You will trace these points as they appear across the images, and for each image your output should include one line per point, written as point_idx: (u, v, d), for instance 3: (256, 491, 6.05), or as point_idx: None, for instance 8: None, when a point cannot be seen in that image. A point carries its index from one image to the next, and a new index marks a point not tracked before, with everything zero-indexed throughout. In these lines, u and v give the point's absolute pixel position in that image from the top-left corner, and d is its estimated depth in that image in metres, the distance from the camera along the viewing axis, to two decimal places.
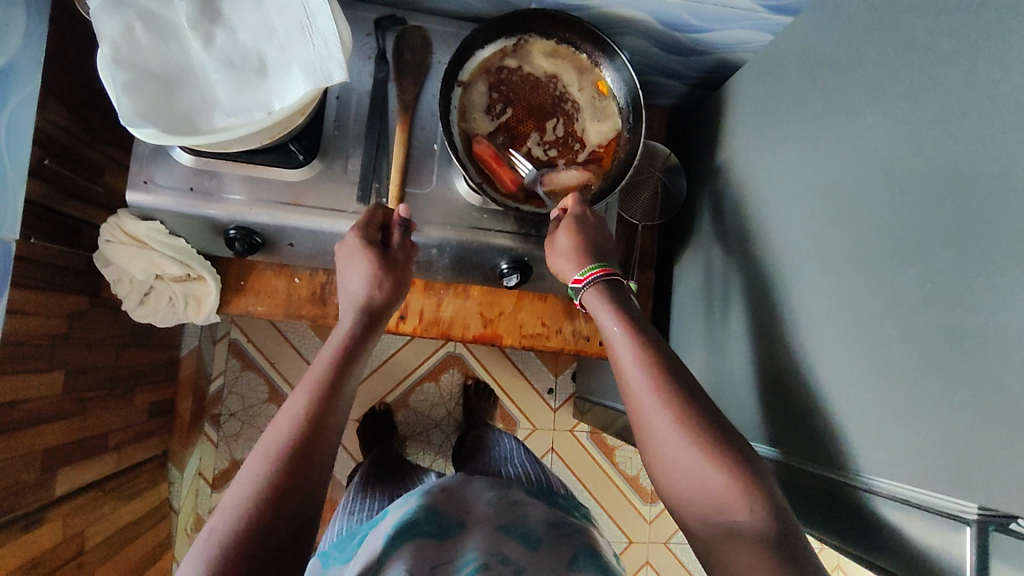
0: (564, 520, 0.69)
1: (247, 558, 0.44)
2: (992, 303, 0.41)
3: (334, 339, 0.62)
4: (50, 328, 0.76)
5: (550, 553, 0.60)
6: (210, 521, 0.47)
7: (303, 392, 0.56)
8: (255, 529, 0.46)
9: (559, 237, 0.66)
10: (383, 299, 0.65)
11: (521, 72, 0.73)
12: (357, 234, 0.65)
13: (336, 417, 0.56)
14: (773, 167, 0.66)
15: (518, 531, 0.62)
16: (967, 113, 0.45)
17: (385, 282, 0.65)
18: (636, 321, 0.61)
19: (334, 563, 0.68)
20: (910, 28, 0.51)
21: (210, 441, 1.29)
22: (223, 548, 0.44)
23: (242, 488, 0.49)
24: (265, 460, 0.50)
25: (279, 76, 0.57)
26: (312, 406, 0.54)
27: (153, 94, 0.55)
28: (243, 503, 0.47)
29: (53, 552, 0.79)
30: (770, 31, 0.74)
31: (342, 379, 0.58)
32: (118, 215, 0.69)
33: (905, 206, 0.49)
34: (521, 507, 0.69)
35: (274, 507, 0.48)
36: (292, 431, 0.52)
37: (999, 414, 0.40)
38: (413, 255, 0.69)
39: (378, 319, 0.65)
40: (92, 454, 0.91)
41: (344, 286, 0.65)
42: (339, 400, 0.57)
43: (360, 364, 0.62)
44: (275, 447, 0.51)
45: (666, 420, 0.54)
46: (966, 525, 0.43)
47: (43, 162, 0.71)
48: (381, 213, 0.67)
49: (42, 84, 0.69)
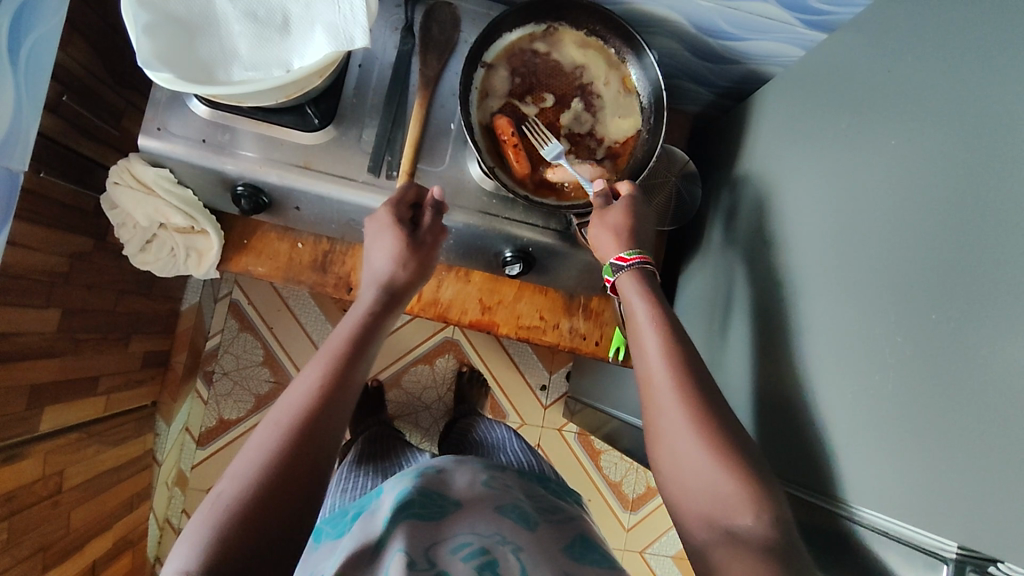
0: (558, 508, 0.69)
1: (243, 531, 0.45)
2: (994, 342, 0.40)
3: (352, 316, 0.61)
4: (50, 265, 0.76)
5: (545, 537, 0.60)
6: (217, 487, 0.48)
7: (318, 365, 0.56)
8: (259, 498, 0.47)
9: (613, 213, 0.65)
10: (405, 279, 0.64)
11: (546, 59, 0.73)
12: (387, 210, 0.65)
13: (345, 394, 0.55)
14: (791, 184, 0.65)
15: (515, 512, 0.62)
16: (990, 146, 0.44)
17: (410, 263, 0.64)
18: (667, 316, 0.61)
19: (325, 538, 0.67)
20: (944, 54, 0.49)
21: (200, 397, 1.30)
22: (229, 515, 0.45)
23: (251, 457, 0.49)
24: (276, 430, 0.51)
25: (302, 35, 0.58)
26: (326, 380, 0.55)
27: (173, 40, 0.55)
28: (251, 471, 0.48)
29: (32, 486, 0.80)
30: (802, 46, 0.73)
31: (355, 356, 0.58)
32: (128, 159, 0.69)
33: (918, 236, 0.48)
34: (516, 491, 0.68)
35: (280, 478, 0.48)
36: (304, 404, 0.53)
37: (987, 457, 0.39)
38: (440, 238, 0.67)
39: (401, 298, 0.64)
40: (78, 396, 0.91)
41: (368, 263, 0.65)
42: (354, 374, 0.57)
43: (377, 341, 0.61)
44: (286, 419, 0.52)
45: (679, 427, 0.54)
46: (943, 562, 0.42)
47: (60, 99, 0.71)
48: (412, 191, 0.67)
49: (66, 17, 0.69)
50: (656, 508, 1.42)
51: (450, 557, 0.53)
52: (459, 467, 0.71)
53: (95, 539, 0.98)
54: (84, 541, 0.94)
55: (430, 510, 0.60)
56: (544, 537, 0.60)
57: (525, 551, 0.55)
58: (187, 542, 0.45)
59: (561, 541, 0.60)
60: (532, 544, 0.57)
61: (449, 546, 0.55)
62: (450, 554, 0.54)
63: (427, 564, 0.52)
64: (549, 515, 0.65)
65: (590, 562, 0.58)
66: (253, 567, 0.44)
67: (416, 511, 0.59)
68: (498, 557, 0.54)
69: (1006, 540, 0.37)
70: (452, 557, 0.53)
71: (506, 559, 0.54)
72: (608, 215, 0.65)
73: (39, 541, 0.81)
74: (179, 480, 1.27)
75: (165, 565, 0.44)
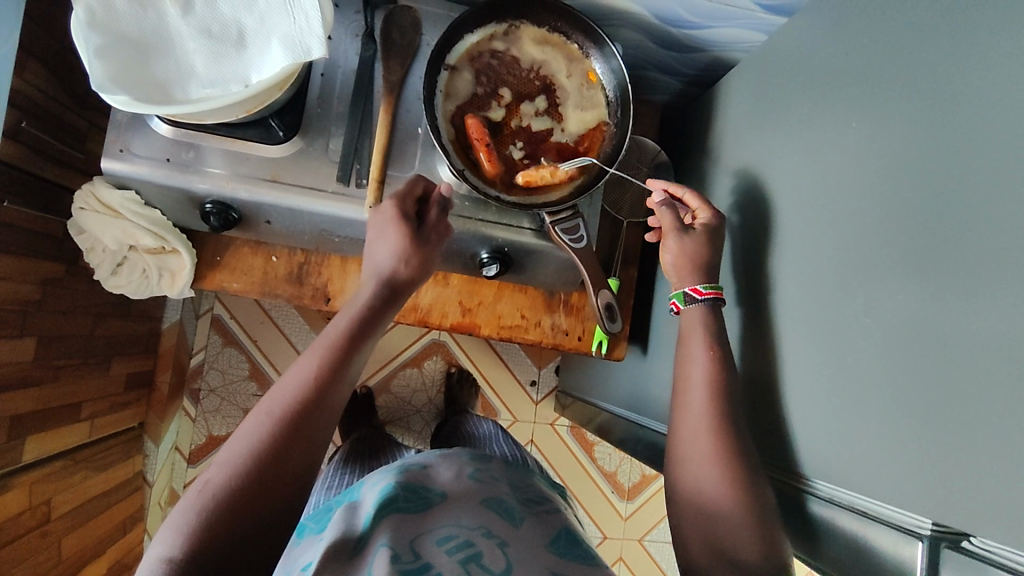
0: (543, 497, 0.70)
1: (222, 525, 0.45)
2: (957, 321, 0.40)
3: (350, 308, 0.60)
4: (22, 294, 0.75)
5: (527, 531, 0.59)
6: (205, 474, 0.48)
7: (313, 356, 0.55)
8: (246, 491, 0.47)
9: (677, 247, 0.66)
10: (407, 275, 0.63)
11: (507, 57, 0.72)
12: (392, 205, 0.64)
13: (339, 389, 0.55)
14: (762, 171, 0.65)
15: (499, 506, 0.61)
16: (947, 127, 0.44)
17: (412, 259, 0.63)
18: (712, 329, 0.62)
19: (306, 532, 0.67)
20: (899, 35, 0.49)
21: (188, 415, 1.29)
22: (215, 505, 0.45)
23: (239, 446, 0.49)
24: (267, 420, 0.50)
25: (258, 49, 0.57)
26: (321, 372, 0.54)
27: (126, 61, 0.54)
28: (239, 461, 0.48)
29: (18, 519, 0.79)
30: (764, 31, 0.73)
31: (351, 349, 0.57)
32: (92, 183, 0.68)
33: (883, 218, 0.48)
34: (500, 483, 0.68)
35: (269, 470, 0.48)
36: (298, 394, 0.52)
37: (960, 435, 0.39)
38: (446, 237, 0.67)
39: (400, 293, 0.63)
40: (62, 424, 0.90)
41: (371, 257, 0.63)
42: (348, 368, 0.56)
43: (373, 335, 0.60)
44: (279, 408, 0.51)
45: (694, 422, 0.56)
46: (919, 540, 0.43)
47: (21, 125, 0.69)
48: (420, 186, 0.66)
49: (22, 43, 0.67)
50: (652, 496, 1.43)
51: (435, 549, 0.53)
52: (444, 461, 0.71)
53: (91, 564, 0.98)
54: (78, 568, 0.93)
55: (416, 504, 0.60)
56: (529, 532, 0.59)
57: (511, 546, 0.55)
58: (171, 529, 0.45)
59: (544, 535, 0.60)
60: (517, 538, 0.57)
61: (433, 538, 0.55)
62: (434, 546, 0.54)
63: (411, 556, 0.52)
64: (533, 506, 0.66)
65: (573, 558, 0.57)
66: (231, 560, 0.45)
67: (401, 505, 0.60)
68: (483, 549, 0.53)
69: (975, 517, 0.38)
70: (436, 548, 0.54)
71: (491, 553, 0.53)
72: (686, 240, 0.66)
73: (32, 571, 0.80)
74: (172, 499, 1.27)
75: (149, 548, 0.44)
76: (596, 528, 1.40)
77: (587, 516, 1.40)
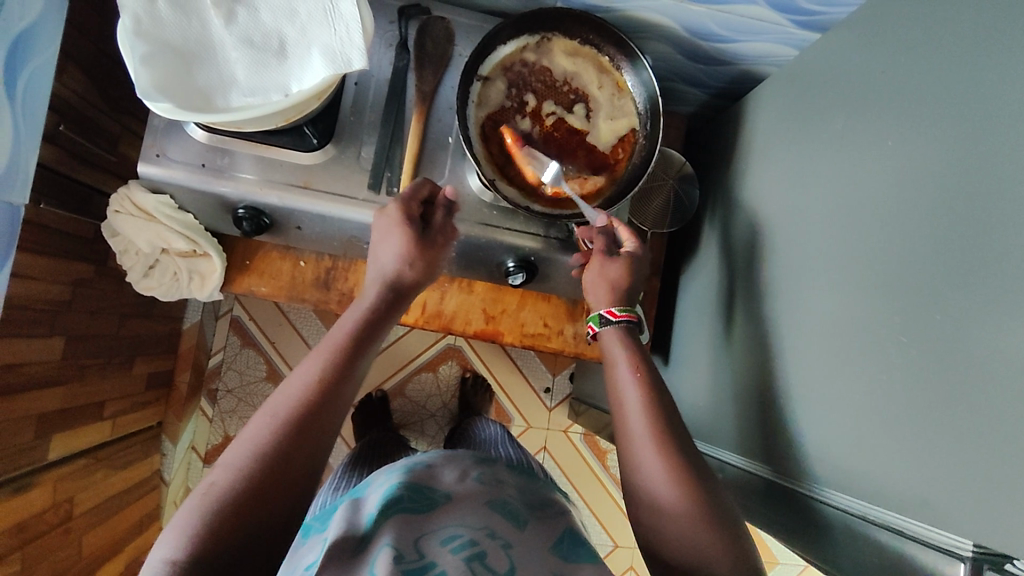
0: (547, 501, 0.69)
1: (226, 524, 0.45)
2: (994, 341, 0.40)
3: (353, 312, 0.61)
4: (54, 294, 0.76)
5: (531, 535, 0.59)
6: (210, 477, 0.48)
7: (317, 358, 0.56)
8: (252, 490, 0.47)
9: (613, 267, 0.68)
10: (412, 277, 0.64)
11: (539, 68, 0.73)
12: (398, 207, 0.64)
13: (344, 389, 0.55)
14: (791, 185, 0.65)
15: (504, 509, 0.61)
16: (985, 146, 0.44)
17: (418, 261, 0.63)
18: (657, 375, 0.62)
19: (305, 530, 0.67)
20: (934, 54, 0.49)
21: (205, 415, 1.30)
22: (221, 504, 0.45)
23: (245, 447, 0.49)
24: (271, 422, 0.51)
25: (298, 58, 0.58)
26: (324, 373, 0.55)
27: (171, 69, 0.55)
28: (244, 462, 0.48)
29: (41, 515, 0.79)
30: (795, 46, 0.73)
31: (356, 350, 0.58)
32: (127, 186, 0.69)
33: (917, 235, 0.48)
34: (506, 486, 0.68)
35: (274, 469, 0.48)
36: (301, 396, 0.53)
37: (999, 456, 0.39)
38: (451, 239, 0.67)
39: (404, 295, 0.64)
40: (85, 422, 0.91)
41: (374, 260, 0.64)
42: (352, 368, 0.57)
43: (378, 340, 0.61)
44: (284, 409, 0.52)
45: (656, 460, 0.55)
46: (960, 561, 0.42)
47: (59, 129, 0.70)
48: (426, 188, 0.66)
49: (63, 49, 0.68)
50: None
51: (438, 548, 0.53)
52: (448, 462, 0.71)
53: (108, 561, 0.98)
54: (96, 566, 0.94)
55: (420, 504, 0.61)
56: (533, 534, 0.59)
57: (514, 548, 0.55)
58: (176, 528, 0.44)
59: (549, 538, 0.60)
60: (522, 540, 0.57)
61: (438, 538, 0.55)
62: (439, 546, 0.54)
63: (415, 556, 0.52)
64: (536, 508, 0.66)
65: (580, 560, 0.58)
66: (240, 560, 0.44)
67: (407, 506, 0.60)
68: (488, 549, 0.54)
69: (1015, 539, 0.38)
70: (441, 548, 0.53)
71: (496, 554, 0.53)
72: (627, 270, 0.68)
73: (53, 568, 0.81)
74: None
75: (153, 550, 0.44)
76: (607, 536, 1.40)
77: (599, 524, 1.39)
